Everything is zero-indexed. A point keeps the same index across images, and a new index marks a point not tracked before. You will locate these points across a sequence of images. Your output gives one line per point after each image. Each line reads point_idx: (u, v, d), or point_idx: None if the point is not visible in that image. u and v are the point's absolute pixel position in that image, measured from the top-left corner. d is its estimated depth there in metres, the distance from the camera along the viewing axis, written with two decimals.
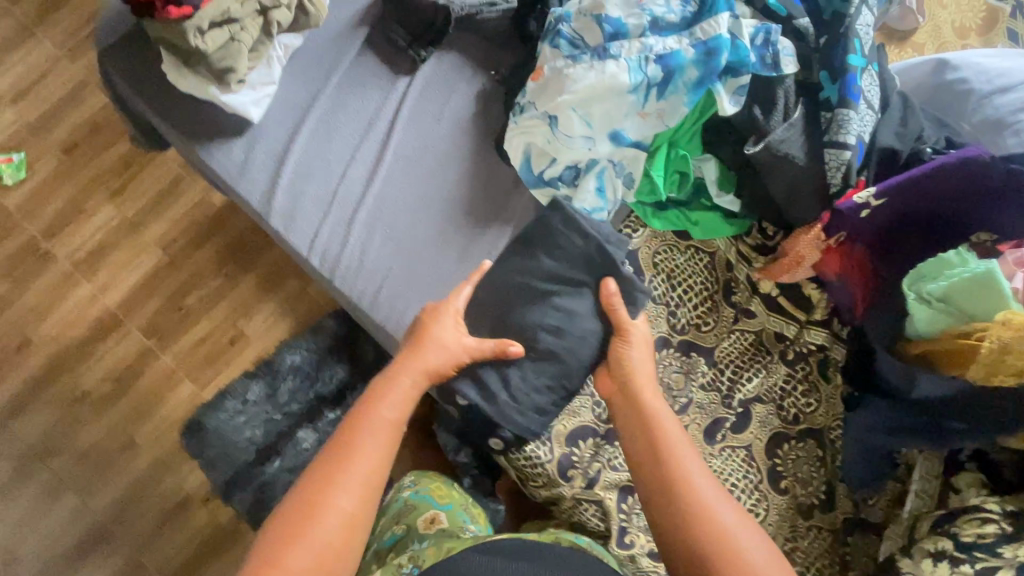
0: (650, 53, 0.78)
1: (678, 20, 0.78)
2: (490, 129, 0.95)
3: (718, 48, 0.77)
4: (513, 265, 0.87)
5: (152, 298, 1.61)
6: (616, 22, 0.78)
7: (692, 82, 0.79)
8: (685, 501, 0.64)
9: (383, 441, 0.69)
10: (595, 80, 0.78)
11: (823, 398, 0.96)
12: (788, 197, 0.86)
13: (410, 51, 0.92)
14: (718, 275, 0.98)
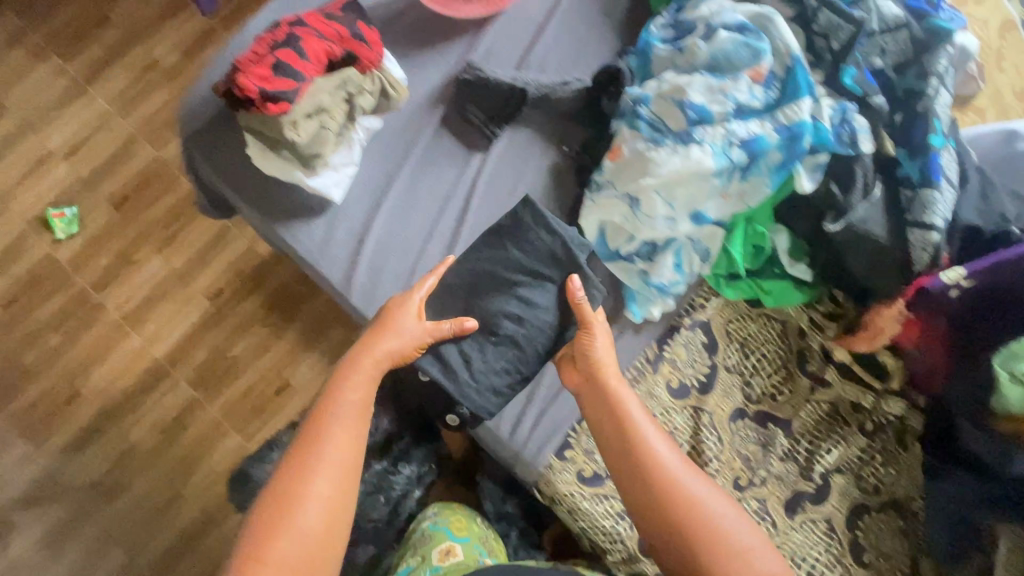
0: (734, 138, 0.79)
1: (762, 105, 0.80)
2: (562, 202, 0.96)
3: (802, 133, 0.78)
4: (482, 254, 0.89)
5: (198, 348, 1.57)
6: (699, 108, 0.80)
7: (775, 165, 0.80)
8: (690, 515, 0.68)
9: (347, 425, 0.72)
10: (679, 165, 0.79)
11: (902, 468, 0.95)
12: (869, 271, 0.86)
13: (485, 130, 0.94)
14: (791, 343, 0.98)
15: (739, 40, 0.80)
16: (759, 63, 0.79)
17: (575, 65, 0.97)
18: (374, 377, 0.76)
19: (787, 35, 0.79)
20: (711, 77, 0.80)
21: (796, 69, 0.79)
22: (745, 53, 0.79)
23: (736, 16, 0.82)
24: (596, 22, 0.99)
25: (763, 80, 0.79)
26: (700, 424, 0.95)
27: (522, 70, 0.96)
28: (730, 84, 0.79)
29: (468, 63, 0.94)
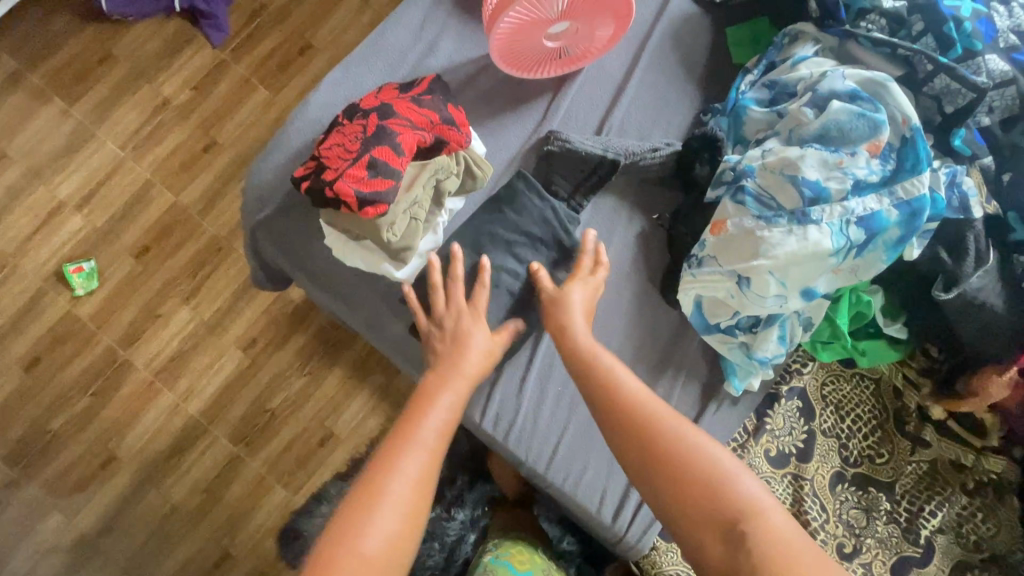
0: (851, 216, 0.76)
1: (879, 179, 0.76)
2: (652, 270, 0.92)
3: (923, 208, 0.75)
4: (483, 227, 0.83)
5: (236, 401, 1.34)
6: (815, 185, 0.76)
7: (893, 241, 0.77)
8: (651, 440, 0.65)
9: (437, 428, 0.68)
10: (796, 246, 0.76)
11: (1002, 522, 0.93)
12: (978, 339, 0.84)
13: (572, 202, 0.89)
14: (886, 403, 0.96)
15: (854, 111, 0.76)
16: (878, 136, 0.75)
17: (656, 124, 0.93)
18: (462, 396, 0.72)
19: (905, 104, 0.76)
20: (826, 150, 0.77)
21: (914, 140, 0.75)
22: (862, 125, 0.76)
23: (845, 82, 0.78)
24: (675, 77, 0.95)
25: (880, 153, 0.76)
26: (802, 491, 0.92)
27: (603, 134, 0.91)
28: (847, 159, 0.76)
29: (551, 131, 0.88)
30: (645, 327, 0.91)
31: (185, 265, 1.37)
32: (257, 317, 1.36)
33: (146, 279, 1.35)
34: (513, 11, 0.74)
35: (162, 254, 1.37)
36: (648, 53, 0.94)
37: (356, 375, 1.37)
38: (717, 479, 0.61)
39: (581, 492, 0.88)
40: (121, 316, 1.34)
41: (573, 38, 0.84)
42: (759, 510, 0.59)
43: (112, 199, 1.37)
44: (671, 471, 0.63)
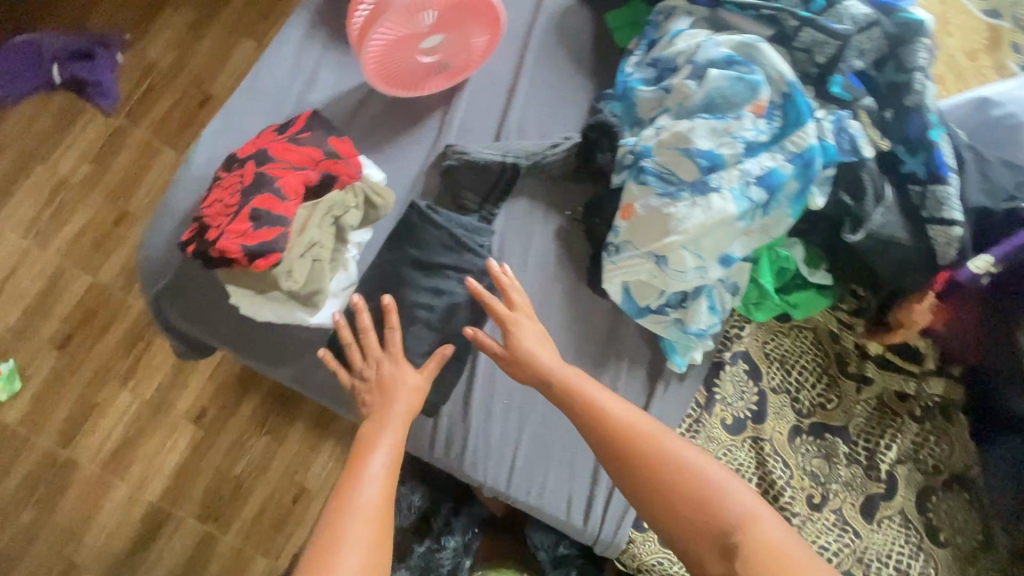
0: (749, 177, 0.76)
1: (768, 137, 0.77)
2: (578, 265, 0.91)
3: (814, 157, 0.76)
4: (402, 255, 0.81)
5: (197, 477, 1.25)
6: (709, 154, 0.77)
7: (793, 194, 0.78)
8: (651, 467, 0.65)
9: (383, 463, 0.67)
10: (702, 217, 0.76)
11: (954, 441, 0.98)
12: (896, 274, 0.86)
13: (482, 212, 0.88)
14: (826, 348, 0.98)
15: (731, 76, 0.77)
16: (757, 96, 0.76)
17: (555, 120, 0.92)
18: (400, 431, 0.71)
19: (777, 62, 0.77)
20: (713, 118, 0.77)
21: (793, 93, 0.77)
22: (741, 88, 0.77)
23: (719, 49, 0.80)
24: (566, 70, 0.95)
25: (764, 111, 0.77)
26: (764, 453, 0.93)
27: (502, 139, 0.89)
28: (734, 123, 0.76)
29: (448, 146, 0.87)
30: (582, 322, 0.90)
31: (116, 347, 1.29)
32: (203, 386, 1.29)
33: (75, 371, 1.26)
34: (388, 17, 0.72)
35: (88, 341, 1.27)
36: (534, 51, 0.94)
37: (319, 423, 1.29)
38: (717, 496, 0.62)
39: (550, 501, 0.87)
40: (55, 414, 1.24)
41: (447, 50, 0.83)
42: (755, 520, 0.60)
43: (23, 292, 1.27)
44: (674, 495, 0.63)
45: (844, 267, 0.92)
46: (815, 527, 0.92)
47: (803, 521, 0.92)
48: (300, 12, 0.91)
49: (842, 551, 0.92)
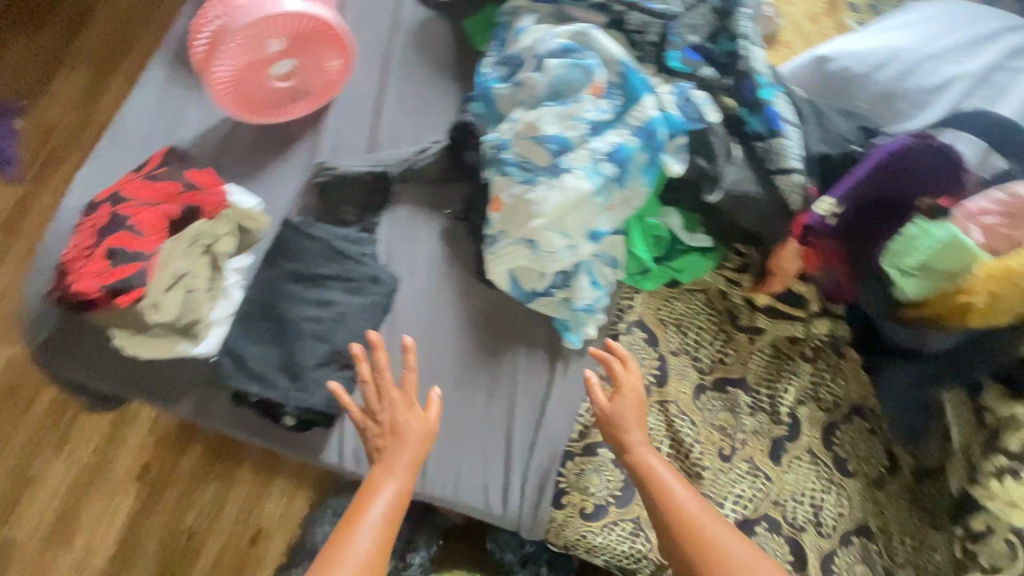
0: (599, 154, 0.81)
1: (611, 115, 0.82)
2: (466, 262, 0.94)
3: (655, 128, 0.82)
4: (281, 273, 0.81)
5: (147, 536, 1.20)
6: (557, 138, 0.81)
7: (643, 164, 0.83)
8: (702, 546, 0.75)
9: (381, 515, 0.68)
10: (560, 198, 0.81)
11: (847, 376, 1.03)
12: (762, 225, 0.92)
13: (362, 223, 0.90)
14: (717, 306, 1.03)
15: (568, 64, 0.82)
16: (594, 79, 0.81)
17: (425, 127, 0.96)
18: (403, 482, 0.72)
19: (607, 46, 0.83)
20: (557, 105, 0.82)
21: (627, 73, 0.82)
22: (578, 73, 0.82)
23: (556, 41, 0.84)
24: (430, 79, 0.99)
25: (603, 92, 0.82)
26: (671, 414, 0.96)
27: (375, 151, 0.93)
28: (576, 107, 0.81)
29: (320, 163, 0.90)
30: (476, 316, 0.93)
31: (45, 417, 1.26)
32: (143, 442, 1.24)
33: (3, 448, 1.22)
34: (221, 59, 0.79)
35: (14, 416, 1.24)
36: (395, 67, 0.98)
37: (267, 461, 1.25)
38: None
39: (467, 492, 0.89)
40: None
41: (309, 79, 0.88)
42: None
43: None
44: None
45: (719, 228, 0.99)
46: (728, 478, 0.96)
47: (714, 473, 0.95)
48: (160, 56, 0.93)
49: (757, 498, 0.96)
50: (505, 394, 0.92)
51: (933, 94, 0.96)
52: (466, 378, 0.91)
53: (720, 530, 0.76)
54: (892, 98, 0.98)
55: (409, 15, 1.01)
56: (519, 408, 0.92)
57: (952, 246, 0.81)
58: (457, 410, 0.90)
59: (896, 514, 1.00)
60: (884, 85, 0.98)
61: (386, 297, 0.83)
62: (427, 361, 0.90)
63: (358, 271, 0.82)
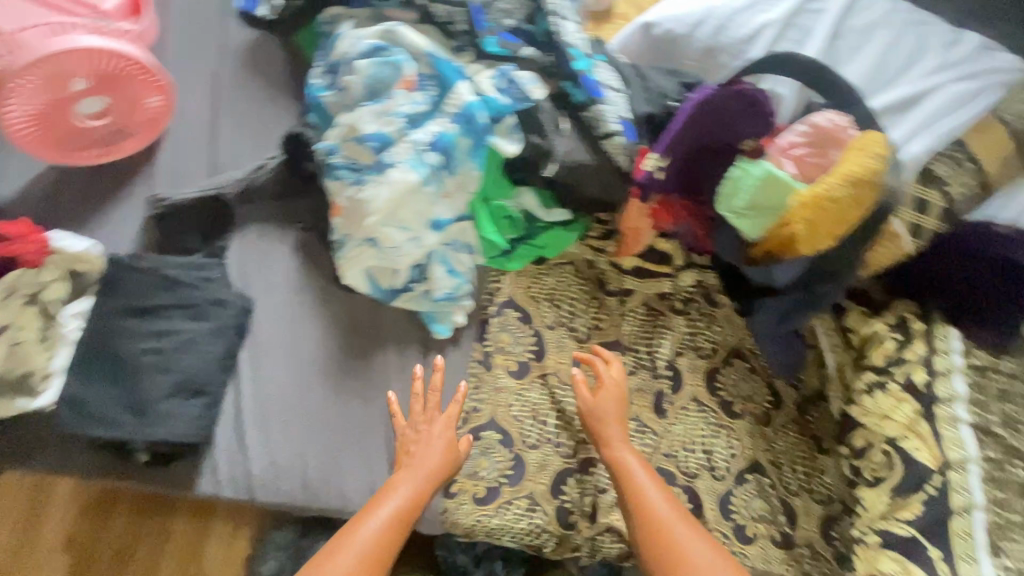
0: (421, 145, 0.82)
1: (427, 106, 0.84)
2: (325, 271, 0.94)
3: (473, 112, 0.84)
4: (116, 310, 0.79)
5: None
6: (376, 135, 0.82)
7: (469, 148, 0.85)
8: (666, 543, 0.81)
9: (390, 512, 0.81)
10: (389, 193, 0.82)
11: (724, 321, 1.06)
12: (606, 191, 0.94)
13: (207, 248, 0.89)
14: (586, 275, 1.06)
15: (377, 63, 0.84)
16: (403, 74, 0.83)
17: (264, 143, 0.96)
18: (417, 489, 0.83)
19: (413, 40, 0.85)
20: (373, 104, 0.83)
21: (437, 64, 0.85)
22: (388, 71, 0.84)
23: (365, 42, 0.86)
24: (265, 96, 0.98)
25: (416, 85, 0.84)
26: (552, 386, 0.99)
27: (216, 173, 0.93)
28: (390, 103, 0.83)
29: (154, 195, 0.89)
30: (342, 322, 0.93)
31: None
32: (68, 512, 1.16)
33: None
34: (11, 99, 0.78)
35: None
36: (227, 90, 0.98)
37: (201, 509, 1.19)
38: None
39: (355, 498, 0.89)
40: None
41: (127, 116, 0.87)
42: None
43: None
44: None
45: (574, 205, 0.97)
46: None
47: None
48: None
49: (646, 453, 0.99)
50: (380, 391, 0.92)
51: (748, 44, 1.01)
52: (339, 385, 0.91)
53: (686, 535, 0.81)
54: (714, 53, 1.03)
55: (236, 36, 1.01)
56: (398, 405, 0.93)
57: (770, 181, 0.85)
58: (333, 417, 0.90)
59: (784, 445, 1.04)
60: (706, 42, 1.02)
61: (235, 318, 0.84)
62: (296, 374, 0.90)
63: (198, 295, 0.82)
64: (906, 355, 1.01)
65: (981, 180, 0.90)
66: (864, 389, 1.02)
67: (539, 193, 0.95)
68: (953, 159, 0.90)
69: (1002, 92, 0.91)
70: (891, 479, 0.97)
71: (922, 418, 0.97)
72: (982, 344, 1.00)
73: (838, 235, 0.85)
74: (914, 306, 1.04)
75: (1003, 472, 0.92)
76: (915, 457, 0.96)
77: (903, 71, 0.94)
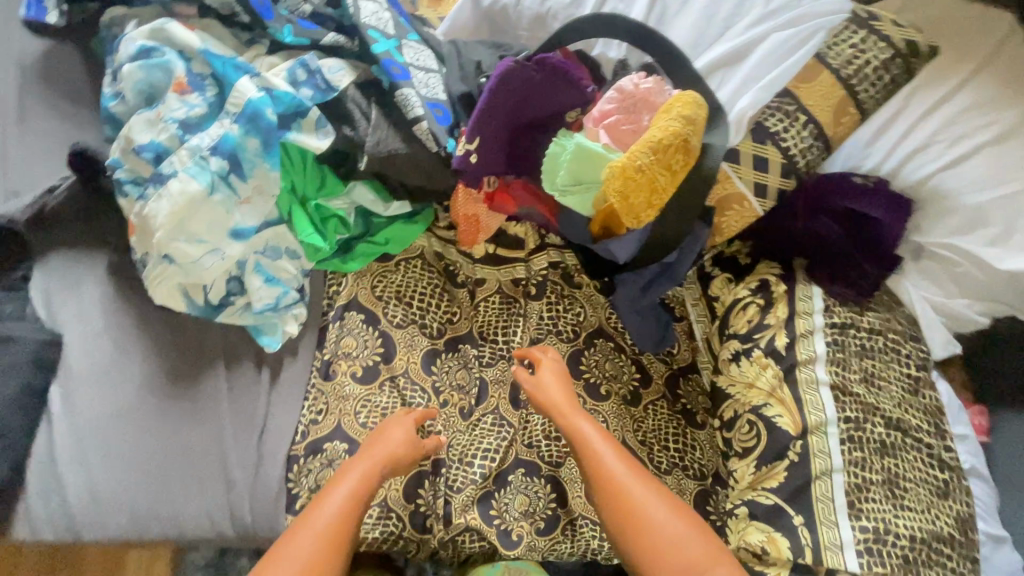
0: (202, 151, 0.77)
1: (206, 108, 0.79)
2: (141, 292, 0.89)
3: (257, 110, 0.79)
4: None
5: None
6: (151, 145, 0.77)
7: (260, 148, 0.80)
8: (625, 508, 0.79)
9: (350, 490, 0.78)
10: (171, 205, 0.76)
11: (585, 301, 1.03)
12: (427, 178, 0.89)
13: (1, 281, 0.84)
14: (436, 268, 1.02)
15: (144, 66, 0.78)
16: (174, 75, 0.78)
17: (61, 162, 0.90)
18: (370, 473, 0.80)
19: (185, 37, 0.79)
20: (146, 111, 0.78)
21: (212, 62, 0.79)
22: (157, 73, 0.78)
23: (133, 43, 0.79)
24: (64, 110, 0.92)
25: (190, 86, 0.79)
26: (401, 387, 0.94)
27: (14, 198, 0.87)
28: (162, 108, 0.78)
29: None
30: (166, 344, 0.89)
31: None
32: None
33: None
34: None
35: None
36: (18, 106, 0.91)
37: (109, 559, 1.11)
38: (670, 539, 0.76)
39: (190, 527, 0.85)
40: None
41: None
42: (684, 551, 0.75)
43: None
44: (643, 544, 0.77)
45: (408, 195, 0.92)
46: (474, 434, 0.95)
47: (454, 435, 0.95)
48: None
49: (503, 447, 0.94)
50: (213, 412, 0.88)
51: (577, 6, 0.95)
52: (165, 410, 0.87)
53: (644, 497, 0.79)
54: (544, 19, 0.96)
55: (25, 45, 0.93)
56: (235, 424, 0.89)
57: (583, 154, 0.80)
58: (161, 445, 0.86)
59: (654, 423, 1.00)
60: (534, 9, 0.97)
61: (30, 353, 0.80)
62: (113, 405, 0.85)
63: None
64: (767, 319, 0.97)
65: (814, 131, 0.87)
66: (729, 357, 0.98)
67: (369, 184, 0.91)
68: (783, 111, 0.86)
69: (823, 37, 0.87)
70: (758, 448, 0.93)
71: (784, 383, 0.94)
72: (842, 300, 0.97)
73: (659, 205, 0.80)
74: (776, 266, 1.00)
75: (863, 432, 0.89)
76: (777, 423, 0.93)
77: (730, 23, 0.89)
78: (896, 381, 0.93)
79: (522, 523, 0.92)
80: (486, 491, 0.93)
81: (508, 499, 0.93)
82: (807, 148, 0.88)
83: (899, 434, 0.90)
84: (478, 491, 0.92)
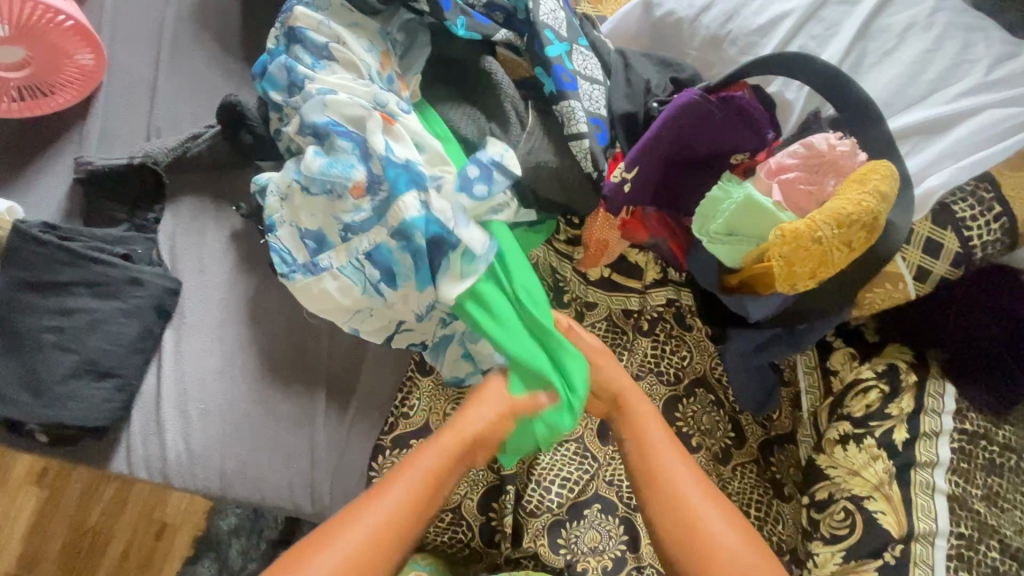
0: (359, 255, 0.75)
1: (371, 215, 0.75)
2: (258, 254, 0.88)
3: (416, 231, 0.73)
4: (19, 279, 0.74)
5: (51, 534, 1.22)
6: (317, 233, 0.77)
7: (413, 270, 0.75)
8: (687, 519, 0.70)
9: (426, 470, 0.69)
10: (322, 296, 0.76)
11: (693, 346, 0.98)
12: (567, 197, 0.82)
13: (134, 220, 0.84)
14: (546, 280, 0.96)
15: (322, 160, 0.75)
16: (351, 177, 0.74)
17: (203, 109, 0.89)
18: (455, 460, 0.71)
19: (374, 137, 0.74)
20: (321, 195, 0.76)
21: (390, 171, 0.74)
22: (336, 169, 0.74)
23: (318, 119, 0.76)
24: (215, 55, 0.91)
25: (365, 190, 0.75)
26: None
27: (154, 138, 0.86)
28: (337, 203, 0.76)
29: (78, 157, 0.82)
30: (275, 312, 0.88)
31: None
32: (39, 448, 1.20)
33: None
34: None
35: None
36: (171, 41, 0.89)
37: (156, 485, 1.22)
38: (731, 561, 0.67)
39: (265, 499, 0.83)
40: None
41: (45, 63, 0.77)
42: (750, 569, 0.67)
43: None
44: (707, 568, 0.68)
45: (535, 201, 0.83)
46: (555, 461, 0.92)
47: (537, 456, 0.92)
48: None
49: (583, 479, 0.91)
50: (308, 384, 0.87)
51: (761, 35, 0.86)
52: (263, 374, 0.85)
53: (705, 506, 0.71)
54: (720, 42, 0.88)
55: None
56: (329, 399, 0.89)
57: (752, 207, 0.73)
58: (257, 408, 0.84)
59: (741, 486, 0.95)
60: (712, 28, 0.88)
61: (153, 300, 0.80)
62: (219, 359, 0.84)
63: (114, 275, 0.77)
64: (889, 409, 0.90)
65: (1006, 226, 0.78)
66: (836, 439, 0.92)
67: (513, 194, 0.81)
68: (978, 197, 0.78)
69: None
70: (851, 540, 0.87)
71: (894, 481, 0.87)
72: (979, 407, 0.89)
73: (821, 276, 0.73)
74: (909, 352, 0.92)
75: (975, 552, 0.84)
76: (878, 520, 0.86)
77: (935, 86, 0.81)
78: (1019, 506, 0.88)
79: (591, 559, 0.88)
80: (558, 519, 0.90)
81: (579, 532, 0.89)
82: (991, 241, 0.79)
83: (1012, 564, 0.85)
84: (549, 518, 0.89)
